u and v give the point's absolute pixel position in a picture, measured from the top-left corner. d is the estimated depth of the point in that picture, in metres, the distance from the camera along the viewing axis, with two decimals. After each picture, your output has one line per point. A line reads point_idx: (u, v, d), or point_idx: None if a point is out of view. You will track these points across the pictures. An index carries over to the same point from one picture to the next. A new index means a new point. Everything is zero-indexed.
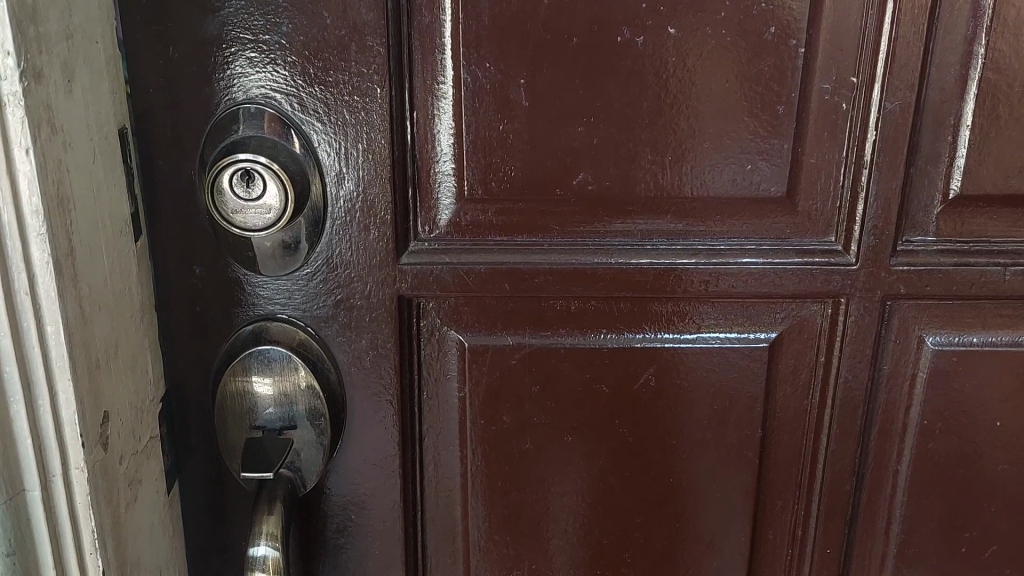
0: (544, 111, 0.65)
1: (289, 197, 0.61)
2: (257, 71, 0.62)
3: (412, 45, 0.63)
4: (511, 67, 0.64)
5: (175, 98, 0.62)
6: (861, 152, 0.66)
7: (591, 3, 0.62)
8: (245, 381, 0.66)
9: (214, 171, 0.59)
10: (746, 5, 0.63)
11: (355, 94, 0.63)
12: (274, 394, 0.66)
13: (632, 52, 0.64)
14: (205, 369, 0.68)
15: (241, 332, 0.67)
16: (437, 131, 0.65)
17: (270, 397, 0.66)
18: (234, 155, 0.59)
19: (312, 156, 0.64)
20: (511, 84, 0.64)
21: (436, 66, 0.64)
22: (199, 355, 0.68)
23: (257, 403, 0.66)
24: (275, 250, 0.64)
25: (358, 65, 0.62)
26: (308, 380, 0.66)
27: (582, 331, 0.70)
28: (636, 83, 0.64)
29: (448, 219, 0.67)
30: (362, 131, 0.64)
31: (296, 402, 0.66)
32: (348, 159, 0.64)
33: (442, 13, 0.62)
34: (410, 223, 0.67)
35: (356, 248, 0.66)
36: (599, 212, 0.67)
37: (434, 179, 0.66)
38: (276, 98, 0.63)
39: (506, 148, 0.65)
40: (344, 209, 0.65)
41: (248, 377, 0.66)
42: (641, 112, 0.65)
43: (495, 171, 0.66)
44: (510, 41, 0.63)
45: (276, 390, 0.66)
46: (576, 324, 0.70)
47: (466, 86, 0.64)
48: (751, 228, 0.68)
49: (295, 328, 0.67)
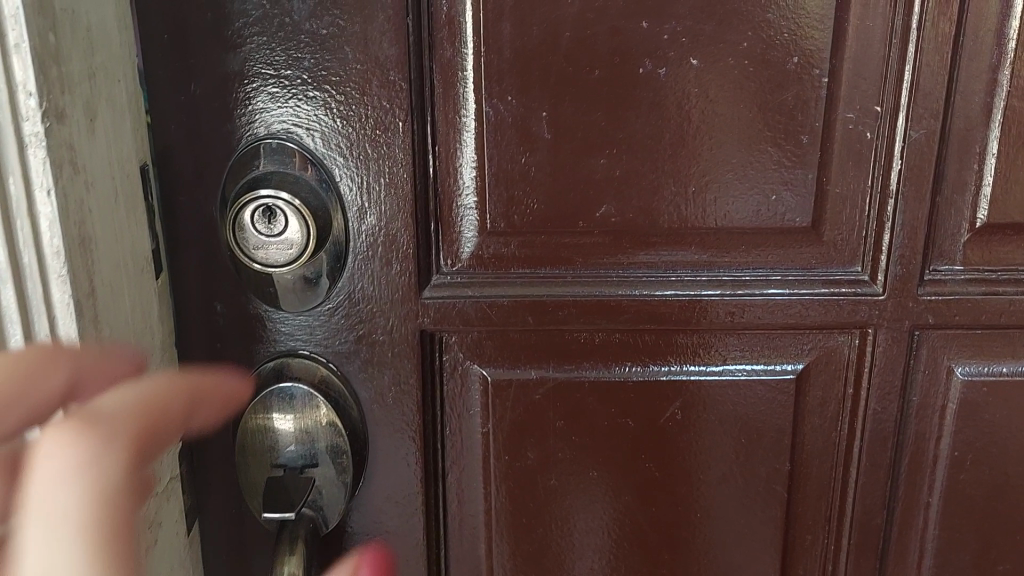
0: (566, 143, 0.64)
1: (310, 231, 0.60)
2: (279, 104, 0.62)
3: (434, 78, 0.63)
4: (532, 100, 0.63)
5: (196, 134, 0.62)
6: (886, 181, 0.65)
7: (613, 36, 0.62)
8: (267, 418, 0.65)
9: (234, 208, 0.59)
10: (768, 35, 0.62)
11: (379, 129, 0.62)
12: (295, 432, 0.64)
13: (655, 83, 0.63)
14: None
15: (262, 371, 0.66)
16: (459, 164, 0.65)
17: (291, 434, 0.65)
18: (254, 192, 0.59)
19: (334, 191, 0.63)
20: (532, 117, 0.64)
21: (459, 100, 0.63)
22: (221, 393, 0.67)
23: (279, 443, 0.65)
24: (296, 284, 0.63)
25: (379, 100, 0.62)
26: (329, 417, 0.65)
27: (607, 363, 0.69)
28: (658, 114, 0.64)
29: (470, 252, 0.66)
30: (385, 165, 0.63)
31: (318, 440, 0.65)
32: (370, 194, 0.63)
33: (464, 46, 0.62)
34: (431, 256, 0.66)
35: (378, 283, 0.65)
36: (623, 243, 0.67)
37: (456, 212, 0.66)
38: (297, 133, 0.62)
39: (528, 180, 0.65)
40: (366, 243, 0.64)
41: (269, 415, 0.65)
42: (664, 144, 0.65)
43: (517, 203, 0.65)
44: (532, 74, 0.63)
45: (298, 427, 0.64)
46: (600, 357, 0.69)
47: (488, 119, 0.64)
48: (776, 259, 0.67)
49: (315, 366, 0.66)
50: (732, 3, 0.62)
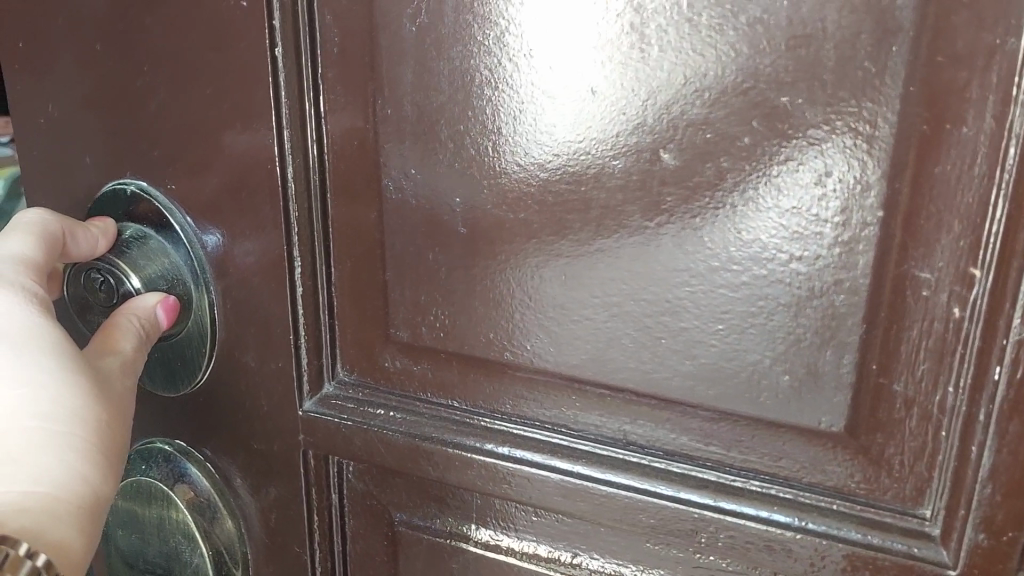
0: (484, 243, 0.45)
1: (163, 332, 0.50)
2: (136, 147, 0.49)
3: (324, 132, 0.47)
4: (442, 179, 0.45)
5: (59, 166, 0.51)
6: (977, 396, 0.38)
7: (547, 102, 0.42)
8: (129, 507, 0.56)
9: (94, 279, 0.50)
10: (784, 131, 0.38)
11: (244, 191, 0.47)
12: (153, 526, 0.55)
13: (608, 182, 0.42)
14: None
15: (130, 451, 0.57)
16: (357, 249, 0.48)
17: (150, 527, 0.55)
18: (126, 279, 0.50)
19: (194, 265, 0.50)
20: (443, 201, 0.45)
21: (353, 167, 0.47)
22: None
23: (142, 524, 0.56)
24: (160, 368, 0.53)
25: (241, 156, 0.47)
26: (184, 518, 0.54)
27: (553, 550, 0.50)
28: (614, 223, 0.42)
29: (371, 360, 0.50)
30: (255, 240, 0.48)
31: (175, 542, 0.55)
32: (241, 269, 0.49)
33: (354, 94, 0.45)
34: (324, 359, 0.51)
35: (255, 380, 0.52)
36: (565, 394, 0.47)
37: (354, 307, 0.50)
38: (156, 185, 0.49)
39: (438, 285, 0.47)
40: (242, 328, 0.51)
41: (130, 503, 0.56)
42: (620, 268, 0.43)
43: (424, 312, 0.48)
44: (441, 142, 0.44)
45: (155, 522, 0.55)
46: (545, 539, 0.50)
47: (389, 196, 0.46)
48: (789, 469, 0.43)
49: (160, 455, 0.55)
50: (726, 73, 0.38)
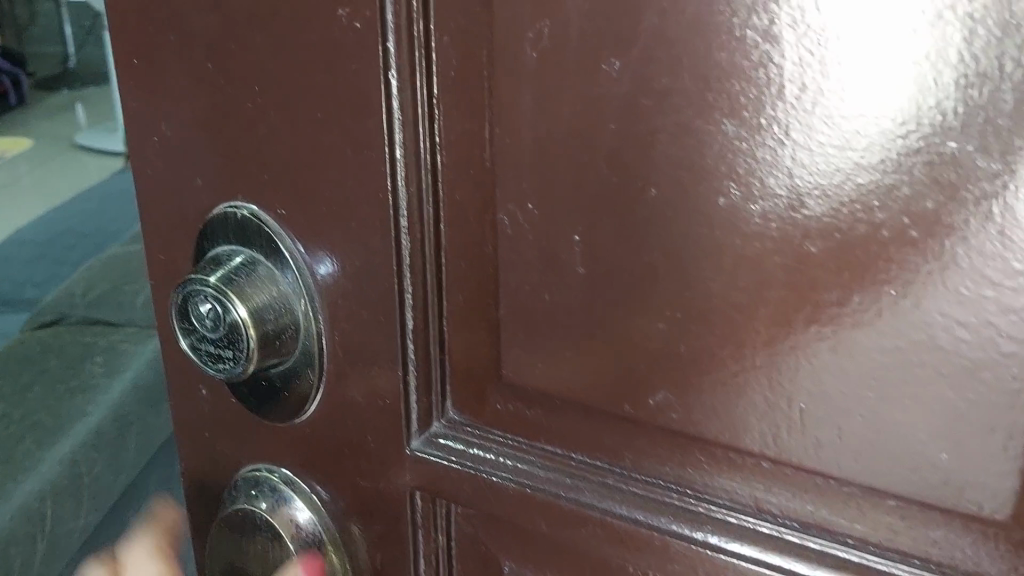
0: (605, 285, 0.41)
1: (259, 359, 0.47)
2: (245, 173, 0.47)
3: (437, 160, 0.43)
4: (560, 217, 0.41)
5: (170, 185, 0.49)
6: None
7: (676, 137, 0.37)
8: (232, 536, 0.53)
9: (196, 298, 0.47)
10: (953, 182, 0.33)
11: (356, 220, 0.45)
12: (255, 560, 0.53)
13: (745, 228, 0.37)
14: (218, 494, 0.57)
15: (236, 476, 0.55)
16: (471, 283, 0.45)
17: (251, 560, 0.53)
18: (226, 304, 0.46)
19: (303, 295, 0.48)
20: (560, 240, 0.41)
21: (468, 197, 0.43)
22: (206, 476, 0.57)
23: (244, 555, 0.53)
24: (264, 397, 0.51)
25: (353, 184, 0.44)
26: (289, 557, 0.52)
27: None
28: (749, 273, 0.38)
29: (483, 401, 0.47)
30: (367, 270, 0.46)
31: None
32: (352, 298, 0.47)
33: (471, 120, 0.42)
34: (435, 397, 0.49)
35: (365, 410, 0.50)
36: (693, 453, 0.42)
37: (466, 343, 0.47)
38: (267, 210, 0.47)
39: (554, 328, 0.43)
40: (352, 356, 0.49)
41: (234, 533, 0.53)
42: (755, 320, 0.39)
43: (539, 356, 0.44)
44: (559, 176, 0.40)
45: (256, 556, 0.53)
46: None
47: (504, 230, 0.43)
48: (940, 554, 0.38)
49: (266, 486, 0.54)
50: (886, 114, 0.33)
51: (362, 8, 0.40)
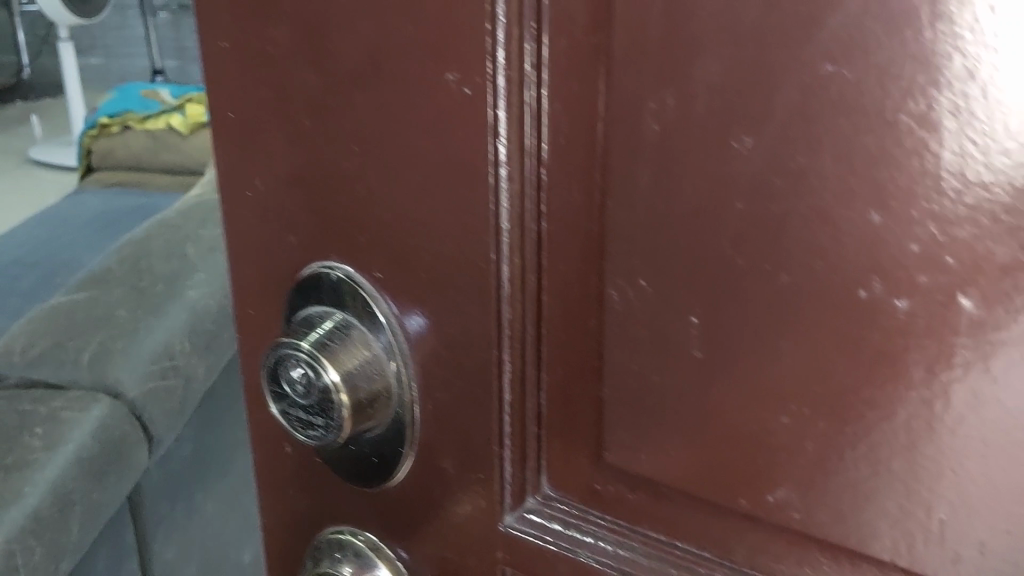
0: (721, 373, 0.38)
1: (351, 427, 0.45)
2: (341, 233, 0.45)
3: (542, 226, 0.40)
4: (676, 297, 0.38)
5: (263, 241, 0.47)
6: None
7: (812, 224, 0.34)
8: None
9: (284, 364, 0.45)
10: None
11: (455, 289, 0.43)
12: None
13: (885, 326, 0.34)
14: (301, 549, 0.56)
15: (320, 535, 0.53)
16: (573, 358, 0.42)
17: None
18: (316, 371, 0.44)
19: (395, 359, 0.46)
20: (674, 321, 0.38)
21: (575, 267, 0.40)
22: (290, 531, 0.56)
23: None
24: (354, 461, 0.49)
25: (453, 252, 0.42)
26: None
27: None
28: (886, 373, 0.35)
29: (581, 480, 0.45)
30: (464, 340, 0.44)
31: None
32: (447, 367, 0.45)
33: (582, 187, 0.39)
34: (529, 473, 0.46)
35: (456, 482, 0.48)
36: (810, 553, 0.39)
37: (565, 419, 0.44)
38: (361, 273, 0.45)
39: (664, 412, 0.40)
40: (444, 427, 0.46)
41: None
42: (890, 424, 0.35)
43: (645, 441, 0.41)
44: (676, 253, 0.37)
45: None
46: None
47: (612, 306, 0.40)
48: None
49: (349, 550, 0.52)
50: None
51: (475, 73, 0.38)
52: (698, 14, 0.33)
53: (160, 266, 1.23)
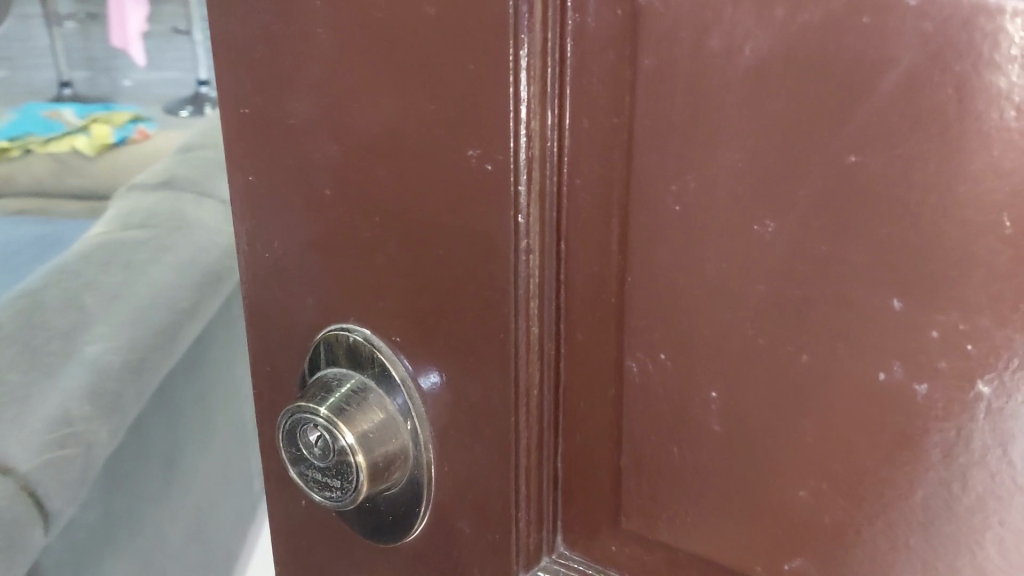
0: (741, 447, 0.38)
1: (365, 491, 0.45)
2: (361, 297, 0.45)
3: (562, 298, 0.42)
4: (696, 373, 0.38)
5: (284, 299, 0.48)
6: None
7: (834, 308, 0.34)
8: None
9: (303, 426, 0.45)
10: None
11: (473, 356, 0.43)
12: None
13: (906, 409, 0.34)
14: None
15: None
16: (591, 425, 0.43)
17: None
18: (333, 434, 0.44)
19: (412, 422, 0.46)
20: (694, 395, 0.39)
21: (594, 339, 0.41)
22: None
23: None
24: (369, 518, 0.49)
25: (471, 320, 0.42)
26: None
27: None
28: (907, 455, 0.35)
29: (598, 540, 0.46)
30: (481, 406, 0.44)
31: None
32: (464, 432, 0.45)
33: (601, 264, 0.40)
34: (546, 532, 0.47)
35: (472, 543, 0.47)
36: None
37: (582, 482, 0.45)
38: (380, 336, 0.46)
39: (682, 482, 0.41)
40: (460, 488, 0.47)
41: None
42: (910, 504, 0.35)
43: (663, 507, 0.42)
44: (698, 331, 0.37)
45: None
46: None
47: (631, 378, 0.40)
48: None
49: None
50: None
51: (494, 151, 0.38)
52: (724, 103, 0.33)
53: (83, 299, 1.15)
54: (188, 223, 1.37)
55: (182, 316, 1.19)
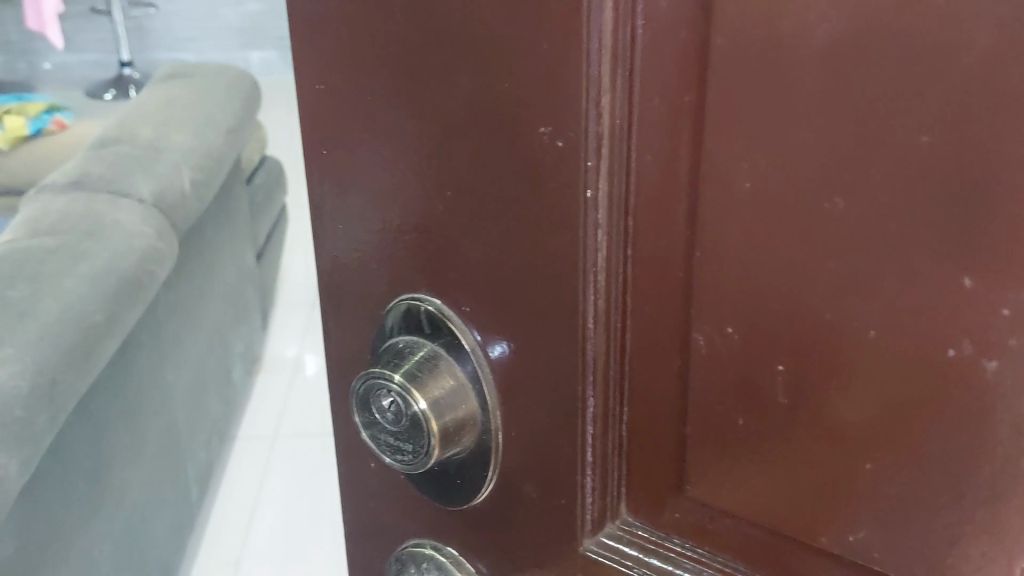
0: (806, 418, 0.39)
1: (437, 454, 0.47)
2: (434, 268, 0.47)
3: (629, 272, 0.42)
4: (763, 346, 0.39)
5: (358, 269, 0.50)
6: None
7: (903, 285, 0.34)
8: None
9: (377, 392, 0.47)
10: None
11: (541, 326, 0.44)
12: None
13: (973, 385, 0.34)
14: (385, 554, 0.58)
15: (406, 544, 0.56)
16: (656, 398, 0.44)
17: None
18: (407, 401, 0.46)
19: (480, 389, 0.47)
20: (760, 368, 0.39)
21: (661, 312, 0.41)
22: (375, 535, 0.58)
23: None
24: (438, 481, 0.51)
25: (539, 292, 0.43)
26: None
27: None
28: (973, 430, 0.35)
29: (664, 509, 0.46)
30: (548, 376, 0.45)
31: None
32: (532, 400, 0.46)
33: (669, 237, 0.40)
34: (611, 499, 0.48)
35: (538, 506, 0.49)
36: None
37: (648, 452, 0.45)
38: (450, 306, 0.47)
39: (746, 452, 0.41)
40: (526, 454, 0.48)
41: None
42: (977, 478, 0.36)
43: (728, 476, 0.43)
44: (764, 306, 0.38)
45: None
46: None
47: (698, 350, 0.41)
48: None
49: (432, 563, 0.54)
50: None
51: (566, 128, 0.39)
52: (795, 82, 0.34)
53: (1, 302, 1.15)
54: (97, 230, 1.36)
55: (98, 330, 1.24)
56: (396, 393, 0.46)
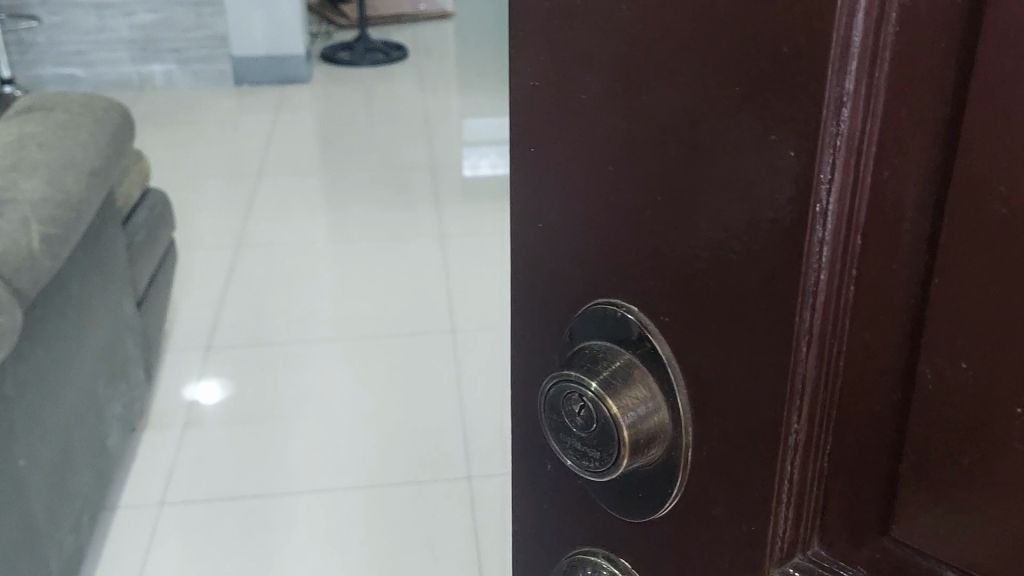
0: None
1: (625, 464, 0.45)
2: (636, 275, 0.45)
3: (851, 295, 0.39)
4: (999, 387, 0.36)
5: (556, 269, 0.49)
6: None
7: None
8: None
9: (569, 394, 0.46)
10: None
11: (748, 345, 0.41)
12: None
13: None
14: (555, 554, 0.57)
15: (578, 549, 0.55)
16: (869, 430, 0.41)
17: None
18: (600, 405, 0.45)
19: (674, 404, 0.45)
20: (993, 410, 0.36)
21: (885, 340, 0.39)
22: (547, 537, 0.57)
23: None
24: (622, 490, 0.49)
25: (749, 309, 0.41)
26: None
27: None
28: None
29: (861, 546, 0.43)
30: (750, 397, 0.42)
31: None
32: (727, 420, 0.44)
33: (903, 262, 0.37)
34: (803, 531, 0.45)
35: (724, 529, 0.46)
36: None
37: (853, 486, 0.43)
38: (648, 315, 0.45)
39: (967, 497, 0.38)
40: (716, 476, 0.45)
41: None
42: None
43: (942, 521, 0.40)
44: (1006, 343, 0.35)
45: None
46: None
47: (922, 384, 0.38)
48: None
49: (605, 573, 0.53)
50: None
51: (800, 138, 0.36)
52: None
53: None
54: None
55: None
56: (589, 397, 0.45)
